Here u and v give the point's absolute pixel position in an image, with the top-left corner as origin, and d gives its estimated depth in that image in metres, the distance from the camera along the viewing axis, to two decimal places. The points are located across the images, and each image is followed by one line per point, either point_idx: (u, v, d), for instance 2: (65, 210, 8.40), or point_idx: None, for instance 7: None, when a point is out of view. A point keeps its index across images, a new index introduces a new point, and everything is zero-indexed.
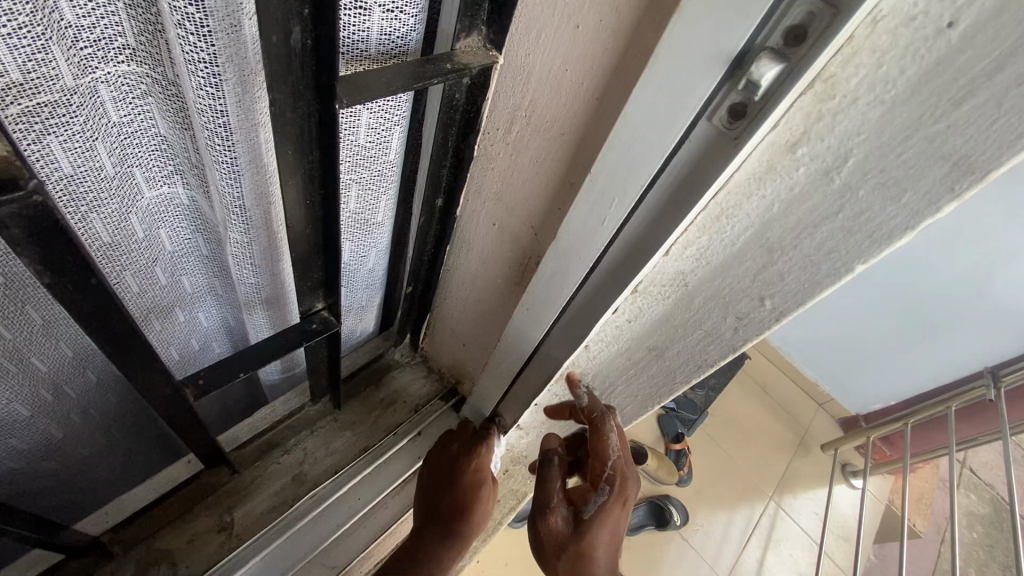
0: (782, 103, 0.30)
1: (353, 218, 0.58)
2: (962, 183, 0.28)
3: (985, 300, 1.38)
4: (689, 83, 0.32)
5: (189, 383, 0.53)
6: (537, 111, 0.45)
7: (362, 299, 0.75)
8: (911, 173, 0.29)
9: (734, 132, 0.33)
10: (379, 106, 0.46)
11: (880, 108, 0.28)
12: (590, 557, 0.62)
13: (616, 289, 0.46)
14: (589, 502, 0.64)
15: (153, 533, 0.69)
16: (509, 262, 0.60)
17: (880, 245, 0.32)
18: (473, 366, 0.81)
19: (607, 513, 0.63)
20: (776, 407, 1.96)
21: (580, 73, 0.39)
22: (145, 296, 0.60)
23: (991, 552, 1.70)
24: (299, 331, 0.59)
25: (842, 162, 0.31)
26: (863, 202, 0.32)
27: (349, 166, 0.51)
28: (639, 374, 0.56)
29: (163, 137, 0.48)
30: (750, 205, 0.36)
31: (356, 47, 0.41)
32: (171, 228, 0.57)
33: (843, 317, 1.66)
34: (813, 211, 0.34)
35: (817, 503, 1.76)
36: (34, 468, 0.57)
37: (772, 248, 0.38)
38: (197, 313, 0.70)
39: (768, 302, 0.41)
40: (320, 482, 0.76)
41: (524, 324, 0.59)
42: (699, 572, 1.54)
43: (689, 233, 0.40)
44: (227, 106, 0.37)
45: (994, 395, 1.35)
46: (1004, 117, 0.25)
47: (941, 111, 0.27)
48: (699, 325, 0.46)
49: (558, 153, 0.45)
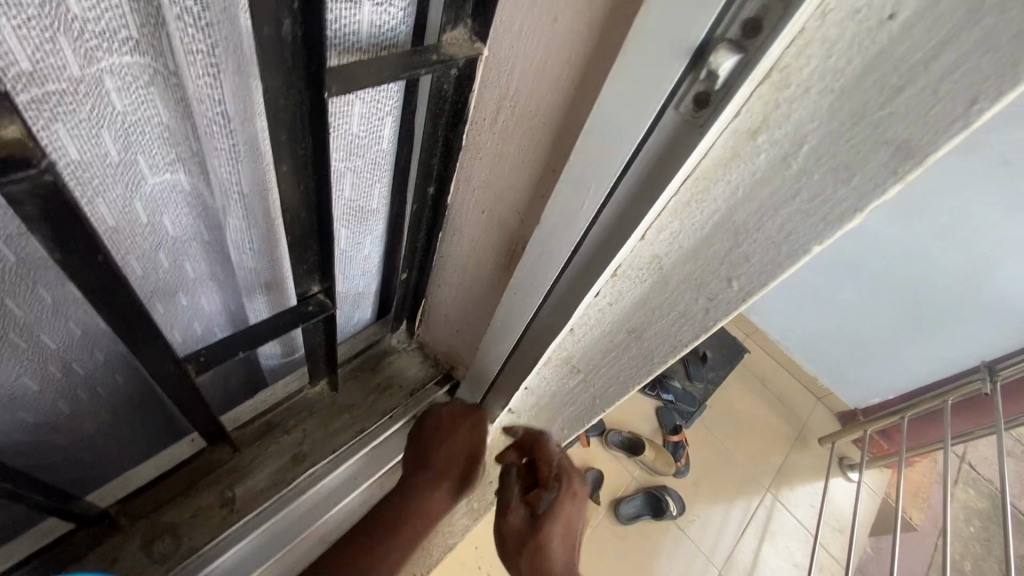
0: (741, 91, 0.32)
1: (349, 205, 0.61)
2: (905, 166, 0.30)
3: (987, 294, 1.38)
4: (656, 73, 0.34)
5: (192, 360, 0.56)
6: (522, 101, 0.47)
7: (358, 285, 0.77)
8: (859, 157, 0.31)
9: (699, 120, 0.34)
10: (371, 96, 0.48)
11: (831, 96, 0.30)
12: (546, 548, 0.70)
13: (596, 272, 0.49)
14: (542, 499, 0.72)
15: (158, 507, 0.72)
16: (498, 248, 0.62)
17: (834, 226, 0.35)
18: (465, 352, 0.83)
19: (558, 506, 0.72)
20: (773, 399, 1.97)
21: (559, 64, 0.41)
22: (149, 279, 0.62)
23: (988, 545, 1.72)
24: (295, 313, 0.62)
25: (798, 148, 0.33)
26: (817, 185, 0.34)
27: (344, 155, 0.53)
28: (622, 357, 0.58)
29: (165, 125, 0.51)
30: (716, 189, 0.38)
31: (346, 39, 0.42)
32: (174, 214, 0.59)
33: (842, 309, 1.67)
34: (772, 195, 0.36)
35: (813, 496, 1.78)
36: (42, 441, 0.60)
37: (738, 230, 0.40)
38: (200, 298, 0.73)
39: (735, 283, 0.43)
40: (317, 461, 0.80)
41: (512, 308, 0.61)
42: (694, 561, 1.56)
43: (663, 218, 0.42)
44: (223, 92, 0.40)
45: (991, 387, 1.37)
46: (939, 104, 0.27)
47: (885, 98, 0.29)
48: (674, 306, 0.49)
49: (542, 142, 0.47)
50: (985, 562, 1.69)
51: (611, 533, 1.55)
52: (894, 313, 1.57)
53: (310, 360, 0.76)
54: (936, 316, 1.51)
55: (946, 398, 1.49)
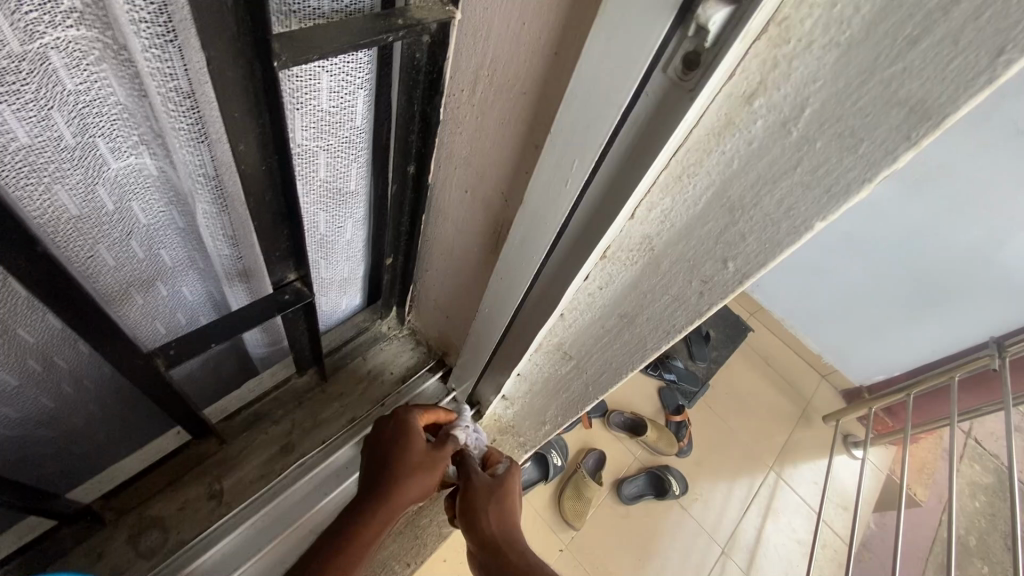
0: (735, 48, 0.28)
1: (325, 187, 0.57)
2: (920, 131, 0.26)
3: (997, 265, 1.34)
4: (638, 30, 0.30)
5: (160, 353, 0.55)
6: (499, 70, 0.43)
7: (344, 271, 0.74)
8: (868, 120, 0.27)
9: (688, 83, 0.31)
10: (339, 68, 0.44)
11: (836, 52, 0.27)
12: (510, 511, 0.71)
13: (584, 255, 0.46)
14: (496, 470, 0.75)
15: (142, 501, 0.71)
16: (484, 230, 0.59)
17: (839, 200, 0.31)
18: (455, 338, 0.81)
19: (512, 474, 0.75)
20: (777, 376, 1.93)
21: (537, 29, 0.38)
22: (122, 269, 0.60)
23: (993, 521, 1.70)
24: (271, 302, 0.60)
25: (799, 112, 0.30)
26: (822, 154, 0.30)
27: (314, 133, 0.50)
28: (614, 343, 0.55)
29: (124, 104, 0.47)
30: (710, 161, 0.35)
31: (307, 5, 0.39)
32: (143, 200, 0.56)
33: (848, 284, 1.63)
34: (771, 166, 0.33)
35: (817, 473, 1.76)
36: (31, 434, 0.58)
37: (733, 207, 0.36)
38: (181, 288, 0.70)
39: (731, 264, 0.39)
40: (307, 452, 0.79)
41: (500, 292, 0.58)
42: (697, 540, 1.56)
43: (653, 195, 0.39)
44: (173, 63, 0.40)
45: (998, 364, 1.33)
46: (961, 55, 0.23)
47: (898, 51, 0.25)
48: (666, 290, 0.45)
49: (523, 113, 0.44)
50: (991, 538, 1.67)
51: (613, 513, 1.54)
52: (903, 287, 1.53)
53: (294, 348, 0.74)
54: (944, 291, 1.47)
55: (951, 375, 1.46)
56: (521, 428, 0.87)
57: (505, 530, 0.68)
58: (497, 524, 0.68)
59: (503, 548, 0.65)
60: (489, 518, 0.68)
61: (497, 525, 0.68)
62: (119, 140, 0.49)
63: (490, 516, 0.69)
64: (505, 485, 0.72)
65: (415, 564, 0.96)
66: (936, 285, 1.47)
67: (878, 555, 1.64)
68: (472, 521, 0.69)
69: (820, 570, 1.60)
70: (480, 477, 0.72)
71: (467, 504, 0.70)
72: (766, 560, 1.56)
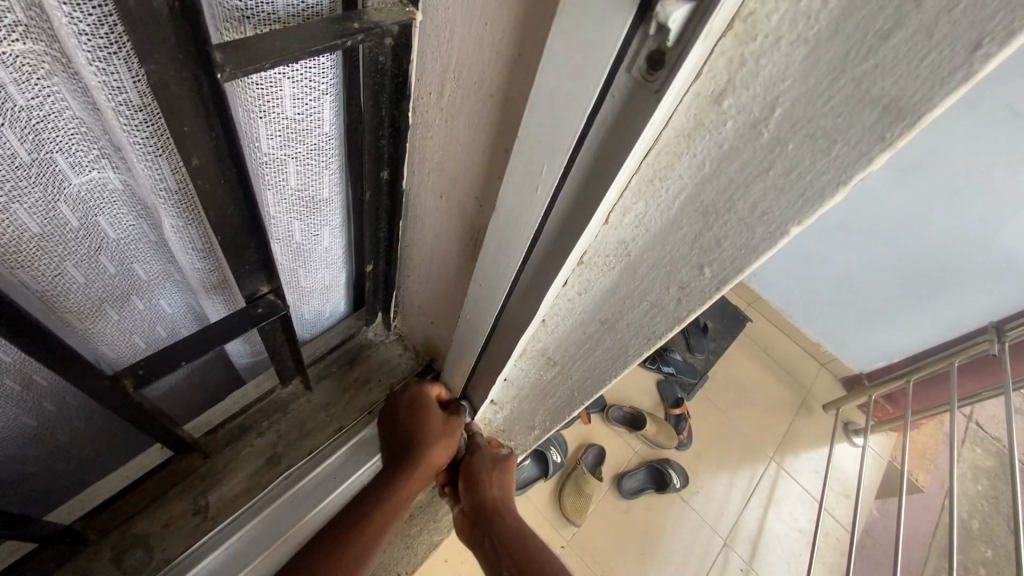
0: (698, 47, 0.26)
1: (297, 195, 0.54)
2: (894, 130, 0.24)
3: (994, 250, 1.32)
4: (597, 28, 0.29)
5: (128, 374, 0.54)
6: (465, 72, 0.42)
7: (324, 279, 0.71)
8: (839, 121, 0.26)
9: (654, 83, 0.29)
10: (301, 73, 0.42)
11: (803, 49, 0.25)
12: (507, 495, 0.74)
13: (560, 263, 0.44)
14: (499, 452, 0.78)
15: (127, 519, 0.70)
16: (461, 235, 0.57)
17: (814, 204, 0.29)
18: (442, 343, 0.79)
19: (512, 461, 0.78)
20: (776, 365, 1.92)
21: (501, 27, 0.36)
22: (92, 285, 0.57)
23: (995, 503, 1.69)
24: (244, 316, 0.59)
25: (769, 113, 0.28)
26: (793, 156, 0.28)
27: (281, 141, 0.47)
28: (597, 349, 0.54)
29: (81, 119, 0.44)
30: (681, 164, 0.33)
31: (261, 9, 0.36)
32: (110, 214, 0.53)
33: (846, 272, 1.61)
34: (743, 169, 0.31)
35: (818, 462, 1.76)
36: (9, 454, 0.57)
37: (707, 211, 0.35)
38: (158, 301, 0.67)
39: (707, 270, 0.38)
40: (293, 463, 0.78)
41: (479, 299, 0.57)
42: (698, 532, 1.55)
43: (625, 199, 0.38)
44: (119, 77, 0.37)
45: (997, 349, 1.31)
46: (935, 51, 0.22)
47: (868, 47, 0.23)
48: (644, 296, 0.44)
49: (492, 116, 0.42)
50: (994, 521, 1.66)
51: (613, 508, 1.54)
52: (900, 273, 1.51)
53: (276, 360, 0.72)
54: (940, 276, 1.46)
55: (950, 360, 1.45)
56: (512, 432, 0.86)
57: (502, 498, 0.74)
58: (496, 491, 0.74)
59: (500, 511, 0.71)
60: (490, 484, 0.74)
61: (496, 492, 0.74)
62: (79, 154, 0.46)
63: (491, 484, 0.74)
64: (506, 461, 0.78)
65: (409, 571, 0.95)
66: (933, 271, 1.46)
67: (881, 542, 1.64)
68: (475, 486, 0.74)
69: (823, 558, 1.59)
70: (486, 451, 0.77)
71: (470, 467, 0.75)
72: (768, 551, 1.56)
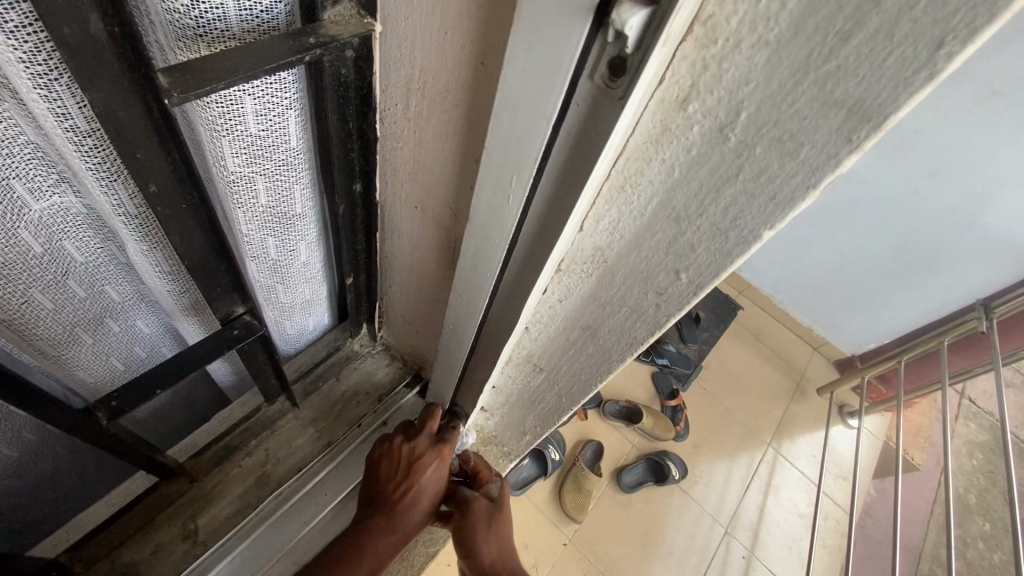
0: (659, 51, 0.25)
1: (269, 213, 0.52)
2: (861, 132, 0.24)
3: (980, 227, 1.33)
4: (555, 36, 0.28)
5: (102, 406, 0.54)
6: (429, 81, 0.41)
7: (304, 295, 0.68)
8: (805, 124, 0.25)
9: (616, 90, 0.28)
10: (261, 90, 0.39)
11: (766, 51, 0.24)
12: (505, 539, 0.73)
13: (538, 273, 0.43)
14: (493, 487, 0.78)
15: (115, 547, 0.69)
16: (439, 244, 0.56)
17: (783, 208, 0.29)
18: (428, 351, 0.79)
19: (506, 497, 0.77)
20: (768, 351, 1.93)
21: (464, 35, 0.36)
22: (63, 311, 0.53)
23: (991, 477, 1.71)
24: (220, 338, 0.59)
25: (735, 117, 0.27)
26: (762, 160, 0.28)
27: (247, 160, 0.44)
28: (581, 355, 0.53)
29: (35, 142, 0.39)
30: (650, 171, 0.32)
31: (213, 26, 0.35)
32: (77, 238, 0.49)
33: (835, 255, 1.62)
34: (712, 174, 0.30)
35: (814, 446, 1.76)
36: None
37: (679, 217, 0.34)
38: (137, 323, 0.62)
39: (684, 275, 0.37)
40: (284, 481, 0.77)
41: (459, 310, 0.56)
42: (700, 523, 1.55)
43: (598, 206, 0.37)
44: (63, 104, 0.35)
45: (986, 326, 1.32)
46: (897, 50, 0.21)
47: (829, 49, 0.22)
48: (622, 302, 0.43)
49: (459, 124, 0.42)
50: (989, 495, 1.68)
51: (614, 503, 1.53)
52: (890, 254, 1.51)
53: (259, 378, 0.71)
54: (929, 257, 1.46)
55: (939, 338, 1.46)
56: (504, 437, 0.86)
57: (502, 558, 0.70)
58: (495, 550, 0.70)
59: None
60: (486, 543, 0.70)
61: (496, 552, 0.70)
62: (37, 178, 0.41)
63: (488, 541, 0.70)
64: (500, 507, 0.75)
65: None
66: (922, 251, 1.46)
67: (879, 521, 1.65)
68: (470, 549, 0.70)
69: (823, 540, 1.60)
70: (478, 501, 0.74)
71: (464, 529, 0.71)
72: (769, 536, 1.57)
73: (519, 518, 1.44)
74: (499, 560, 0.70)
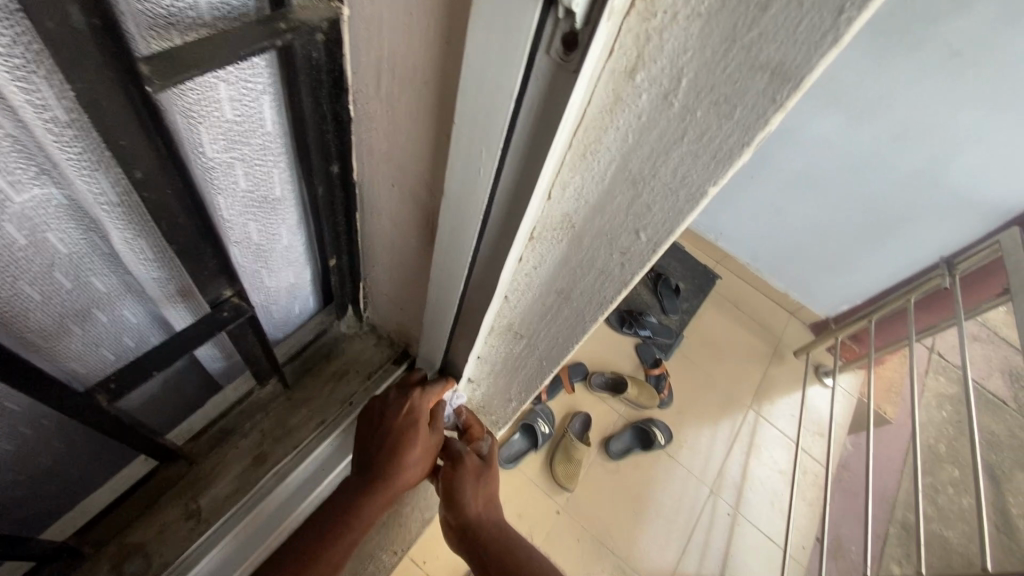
0: (607, 25, 0.28)
1: (250, 198, 0.55)
2: (782, 93, 0.27)
3: (942, 186, 1.38)
4: (510, 15, 0.30)
5: (101, 389, 0.57)
6: (398, 60, 0.43)
7: (289, 278, 0.71)
8: (736, 87, 0.28)
9: (571, 63, 0.30)
10: (235, 76, 0.42)
11: (698, 24, 0.27)
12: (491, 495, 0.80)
13: (512, 242, 0.46)
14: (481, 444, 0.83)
15: (122, 529, 0.71)
16: (416, 221, 0.59)
17: (725, 164, 0.32)
18: (413, 328, 0.82)
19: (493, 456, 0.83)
20: (746, 317, 1.99)
21: (428, 19, 0.38)
22: (51, 304, 0.50)
23: (958, 426, 1.81)
24: (210, 321, 0.62)
25: (677, 84, 0.30)
26: (702, 122, 0.31)
27: (225, 146, 0.47)
28: (557, 319, 0.57)
29: (9, 132, 0.36)
30: (607, 138, 0.35)
31: (185, 14, 0.36)
32: (63, 230, 0.46)
33: (807, 219, 1.67)
34: (661, 138, 0.33)
35: (793, 406, 1.84)
36: None
37: (635, 179, 0.37)
38: (126, 315, 0.59)
39: (643, 235, 0.41)
40: (280, 459, 0.80)
41: (442, 288, 0.58)
42: (687, 485, 1.62)
43: (562, 174, 0.39)
44: (43, 94, 0.35)
45: (948, 282, 1.39)
46: (807, 18, 0.24)
47: (752, 18, 0.25)
48: (592, 265, 0.47)
49: (429, 103, 0.44)
50: (958, 443, 1.78)
51: (604, 469, 1.59)
52: (857, 216, 1.57)
53: (250, 360, 0.74)
54: (892, 220, 1.52)
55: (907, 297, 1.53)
56: (492, 407, 0.90)
57: (487, 510, 0.79)
58: (480, 504, 0.78)
59: (483, 527, 0.76)
60: (473, 499, 0.78)
61: (481, 506, 0.78)
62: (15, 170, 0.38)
63: (475, 496, 0.78)
64: (488, 465, 0.82)
65: (402, 550, 1.07)
66: (885, 216, 1.53)
67: (855, 473, 1.74)
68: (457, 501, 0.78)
69: (803, 494, 1.68)
70: (469, 458, 0.80)
71: (454, 486, 0.78)
72: (753, 493, 1.65)
73: (512, 490, 1.50)
74: (482, 510, 0.78)
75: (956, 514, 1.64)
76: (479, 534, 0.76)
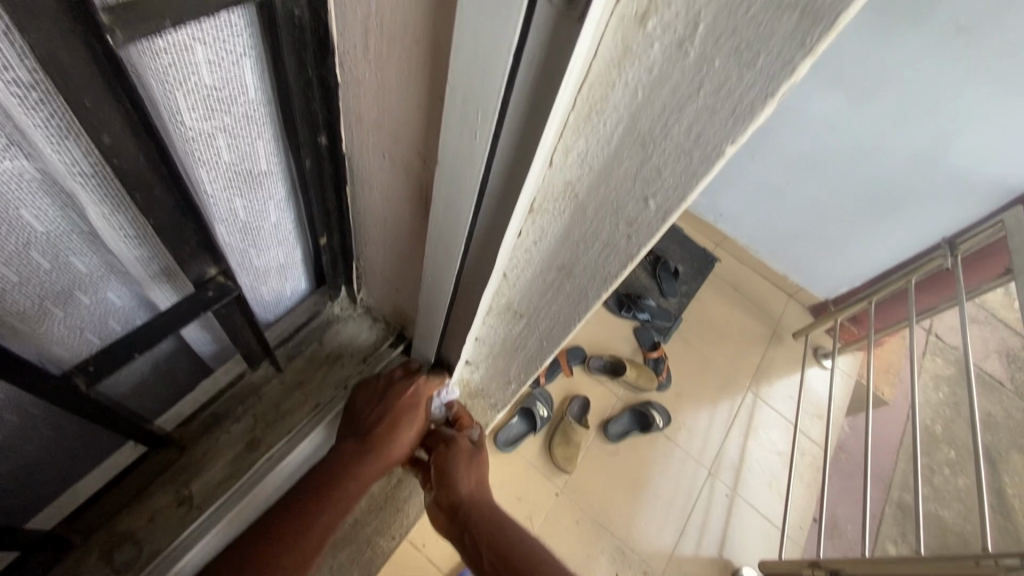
0: None
1: (234, 171, 0.52)
2: (812, 36, 0.25)
3: (946, 165, 1.35)
4: None
5: (79, 371, 0.56)
6: (386, 18, 0.40)
7: (277, 257, 0.68)
8: (762, 31, 0.26)
9: (576, 10, 0.28)
10: (211, 33, 0.39)
11: None
12: (481, 478, 0.81)
13: (510, 214, 0.44)
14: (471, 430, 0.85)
15: (112, 515, 0.70)
16: (410, 194, 0.56)
17: (744, 120, 0.30)
18: (408, 308, 0.79)
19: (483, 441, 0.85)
20: (745, 300, 1.98)
21: None
22: (28, 287, 0.46)
23: (956, 407, 1.81)
24: (195, 301, 0.60)
25: (693, 29, 0.27)
26: (721, 73, 0.28)
27: (204, 114, 0.45)
28: (557, 297, 0.55)
29: None
30: (615, 95, 0.32)
31: None
32: (37, 207, 0.42)
33: (808, 199, 1.64)
34: (674, 93, 0.30)
35: (791, 389, 1.83)
36: None
37: (644, 140, 0.34)
38: (111, 298, 0.56)
39: (652, 203, 0.38)
40: (274, 444, 0.78)
41: (437, 266, 0.55)
42: (685, 467, 1.62)
43: (565, 137, 0.36)
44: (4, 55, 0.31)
45: (950, 263, 1.37)
46: None
47: None
48: (596, 238, 0.44)
49: (421, 65, 0.41)
50: (954, 424, 1.78)
51: (602, 452, 1.59)
52: (859, 196, 1.54)
53: (239, 341, 0.72)
54: (896, 201, 1.50)
55: (907, 278, 1.52)
56: (490, 390, 0.88)
57: (478, 492, 0.79)
58: (471, 485, 0.80)
59: (473, 507, 0.77)
60: (465, 479, 0.79)
61: (471, 487, 0.79)
62: None
63: (467, 478, 0.79)
64: (479, 450, 0.84)
65: (400, 534, 1.05)
66: (888, 196, 1.50)
67: (852, 455, 1.74)
68: (450, 481, 0.79)
69: (800, 475, 1.68)
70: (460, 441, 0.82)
71: (446, 466, 0.80)
72: (750, 475, 1.65)
73: (509, 473, 1.49)
74: (473, 492, 0.79)
75: (951, 494, 1.65)
76: (470, 514, 0.76)
